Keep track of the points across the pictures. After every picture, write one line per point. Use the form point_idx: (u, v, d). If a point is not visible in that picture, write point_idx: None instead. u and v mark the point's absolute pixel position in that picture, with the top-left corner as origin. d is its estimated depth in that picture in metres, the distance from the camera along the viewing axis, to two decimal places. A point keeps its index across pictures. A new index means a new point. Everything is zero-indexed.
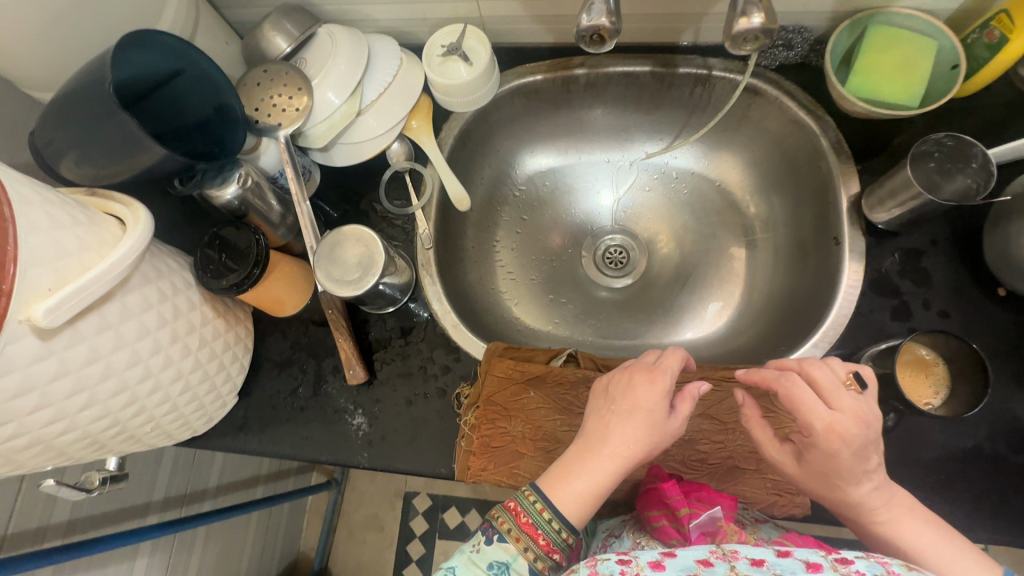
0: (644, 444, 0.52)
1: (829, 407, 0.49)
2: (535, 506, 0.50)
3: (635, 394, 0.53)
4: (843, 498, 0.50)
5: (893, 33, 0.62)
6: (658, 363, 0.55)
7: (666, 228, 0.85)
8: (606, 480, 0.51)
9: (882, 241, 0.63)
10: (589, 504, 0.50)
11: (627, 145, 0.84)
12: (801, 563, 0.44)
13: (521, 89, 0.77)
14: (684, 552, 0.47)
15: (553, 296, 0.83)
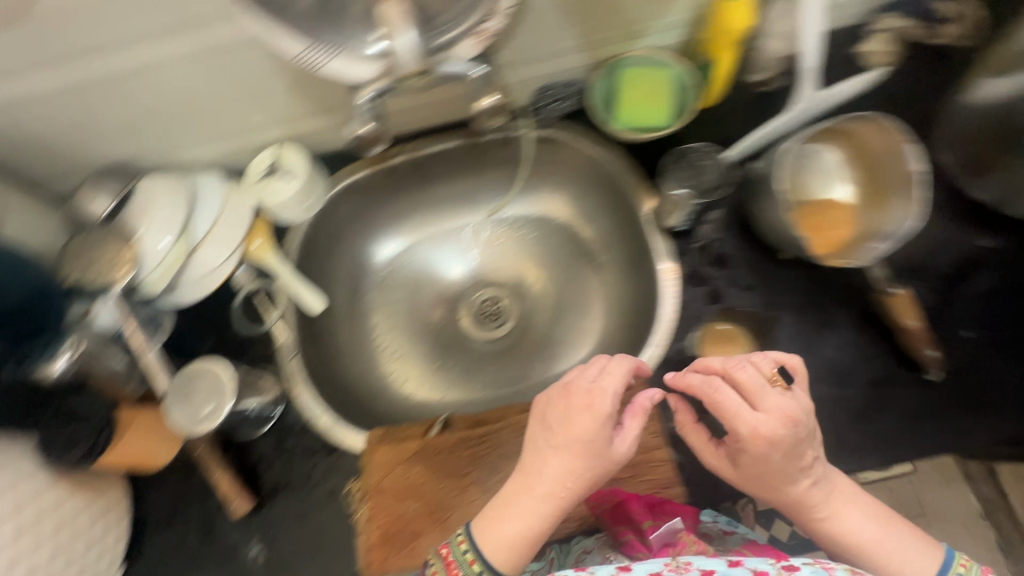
0: (583, 472, 0.52)
1: (755, 410, 0.51)
2: (465, 556, 0.51)
3: (574, 423, 0.52)
4: (786, 497, 0.53)
5: (634, 75, 0.74)
6: (598, 380, 0.54)
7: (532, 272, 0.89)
8: (544, 519, 0.52)
9: (682, 240, 0.72)
10: (525, 546, 0.51)
11: (469, 208, 0.90)
12: (750, 571, 0.46)
13: (352, 187, 0.83)
14: (640, 566, 0.48)
15: (439, 365, 0.86)
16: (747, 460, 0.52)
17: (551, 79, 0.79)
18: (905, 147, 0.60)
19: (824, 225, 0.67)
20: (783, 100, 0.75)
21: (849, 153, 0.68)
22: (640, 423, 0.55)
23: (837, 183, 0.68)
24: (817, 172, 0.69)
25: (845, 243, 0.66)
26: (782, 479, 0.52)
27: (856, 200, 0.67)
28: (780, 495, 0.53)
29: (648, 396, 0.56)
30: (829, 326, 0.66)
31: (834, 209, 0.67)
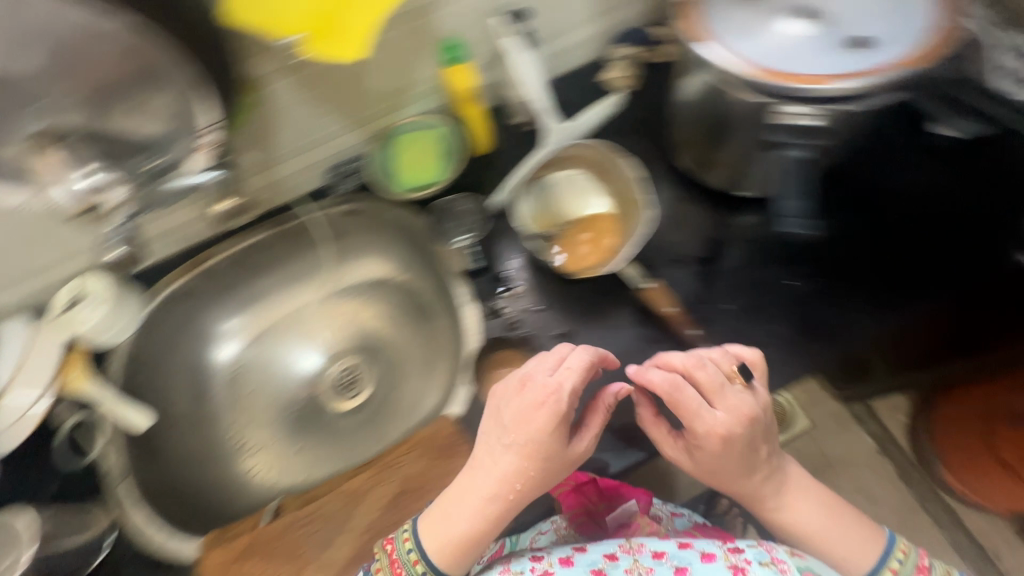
0: (536, 472, 0.56)
1: (715, 410, 0.58)
2: (409, 556, 0.57)
3: (531, 425, 0.56)
4: (743, 491, 0.61)
5: (406, 141, 0.81)
6: (554, 376, 0.58)
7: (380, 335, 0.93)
8: (490, 520, 0.57)
9: (478, 278, 0.77)
10: (467, 547, 0.57)
11: (304, 288, 0.91)
12: (699, 553, 0.59)
13: (174, 297, 0.83)
14: (592, 548, 0.62)
15: (300, 447, 0.88)
16: (706, 458, 0.59)
17: (338, 157, 0.83)
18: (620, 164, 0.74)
19: (592, 237, 0.74)
20: None
21: (594, 170, 0.77)
22: (599, 423, 0.59)
23: (594, 198, 0.76)
24: (575, 192, 0.76)
25: (613, 248, 0.73)
26: (740, 474, 0.60)
27: (613, 207, 0.75)
28: (745, 491, 0.61)
29: (607, 396, 0.62)
30: (612, 329, 0.72)
31: (597, 221, 0.75)
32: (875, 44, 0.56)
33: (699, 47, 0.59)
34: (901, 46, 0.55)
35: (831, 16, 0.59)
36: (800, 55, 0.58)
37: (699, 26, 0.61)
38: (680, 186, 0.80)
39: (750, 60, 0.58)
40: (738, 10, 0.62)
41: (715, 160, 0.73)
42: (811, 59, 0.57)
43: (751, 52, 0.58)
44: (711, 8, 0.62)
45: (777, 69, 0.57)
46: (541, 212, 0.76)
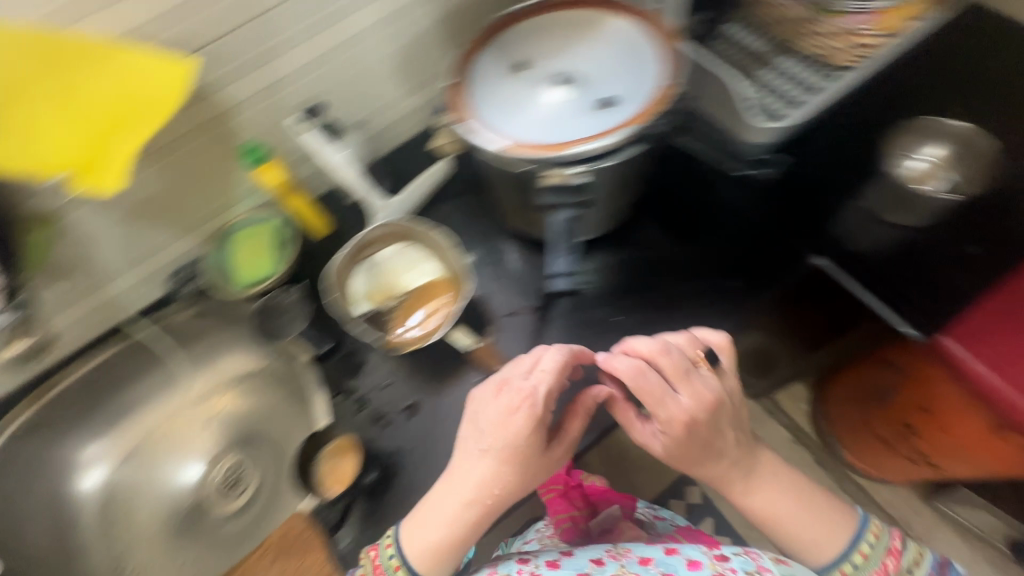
0: (514, 475, 0.58)
1: (678, 395, 0.59)
2: (391, 561, 0.60)
3: (509, 429, 0.57)
4: (711, 475, 0.64)
5: (237, 238, 0.82)
6: (529, 379, 0.59)
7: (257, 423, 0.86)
8: (465, 531, 0.59)
9: (325, 361, 0.78)
10: (443, 558, 0.59)
11: (160, 392, 0.86)
12: (685, 558, 0.65)
13: (23, 429, 0.80)
14: (582, 555, 0.68)
15: (181, 562, 0.81)
16: (670, 448, 0.61)
17: (177, 263, 0.84)
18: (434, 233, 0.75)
19: (424, 310, 0.75)
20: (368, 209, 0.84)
21: (415, 241, 0.77)
22: (578, 424, 0.63)
23: (421, 268, 0.76)
24: (403, 265, 0.76)
25: (444, 317, 0.73)
26: (707, 461, 0.61)
27: (440, 275, 0.76)
28: (716, 475, 0.64)
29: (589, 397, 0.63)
30: (456, 392, 0.73)
31: (426, 292, 0.75)
32: (616, 104, 0.62)
33: (467, 132, 0.62)
34: (636, 104, 0.61)
35: (581, 82, 0.64)
36: (555, 125, 0.62)
37: (465, 110, 0.64)
38: (514, 243, 0.83)
39: (512, 137, 0.61)
40: (500, 87, 0.66)
41: (533, 222, 0.76)
42: (563, 127, 0.62)
43: (513, 130, 0.62)
44: (477, 90, 0.66)
45: (535, 142, 0.61)
46: (374, 289, 0.75)
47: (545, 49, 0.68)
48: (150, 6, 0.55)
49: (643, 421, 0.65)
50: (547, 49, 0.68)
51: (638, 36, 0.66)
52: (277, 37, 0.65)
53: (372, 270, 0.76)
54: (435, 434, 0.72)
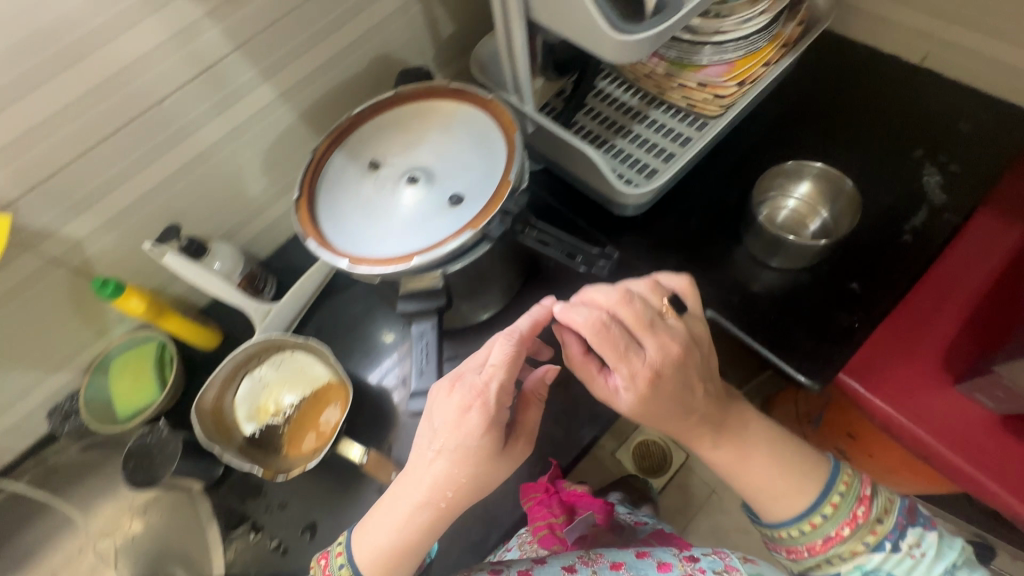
0: (471, 472, 0.51)
1: (642, 348, 0.52)
2: (340, 570, 0.55)
3: (461, 423, 0.50)
4: (682, 433, 0.57)
5: (117, 365, 0.78)
6: (482, 372, 0.51)
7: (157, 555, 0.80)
8: (418, 536, 0.53)
9: (217, 487, 0.72)
10: (396, 565, 0.54)
11: (63, 537, 0.81)
12: (656, 562, 0.66)
13: None
14: (554, 561, 0.66)
15: None
16: (641, 413, 0.53)
17: (55, 399, 0.78)
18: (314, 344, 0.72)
19: (306, 429, 0.71)
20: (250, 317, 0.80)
21: (292, 353, 0.74)
22: (535, 411, 0.55)
23: (302, 381, 0.73)
24: (283, 381, 0.73)
25: (328, 433, 0.70)
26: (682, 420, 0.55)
27: (324, 386, 0.73)
28: (693, 437, 0.58)
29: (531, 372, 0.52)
30: (357, 502, 0.69)
31: (309, 407, 0.73)
32: (462, 202, 0.60)
33: (310, 249, 0.59)
34: (481, 200, 0.59)
35: (429, 179, 0.63)
36: (402, 230, 0.60)
37: (310, 222, 0.61)
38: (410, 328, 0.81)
39: (358, 250, 0.58)
40: (349, 193, 0.64)
41: None
42: (411, 233, 0.59)
43: (364, 234, 0.60)
44: (324, 198, 0.63)
45: (381, 254, 0.58)
46: (259, 407, 0.72)
47: (393, 147, 0.66)
48: None
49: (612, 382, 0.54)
50: (395, 147, 0.66)
51: (482, 124, 0.65)
52: (117, 164, 0.65)
53: (250, 388, 0.73)
54: None
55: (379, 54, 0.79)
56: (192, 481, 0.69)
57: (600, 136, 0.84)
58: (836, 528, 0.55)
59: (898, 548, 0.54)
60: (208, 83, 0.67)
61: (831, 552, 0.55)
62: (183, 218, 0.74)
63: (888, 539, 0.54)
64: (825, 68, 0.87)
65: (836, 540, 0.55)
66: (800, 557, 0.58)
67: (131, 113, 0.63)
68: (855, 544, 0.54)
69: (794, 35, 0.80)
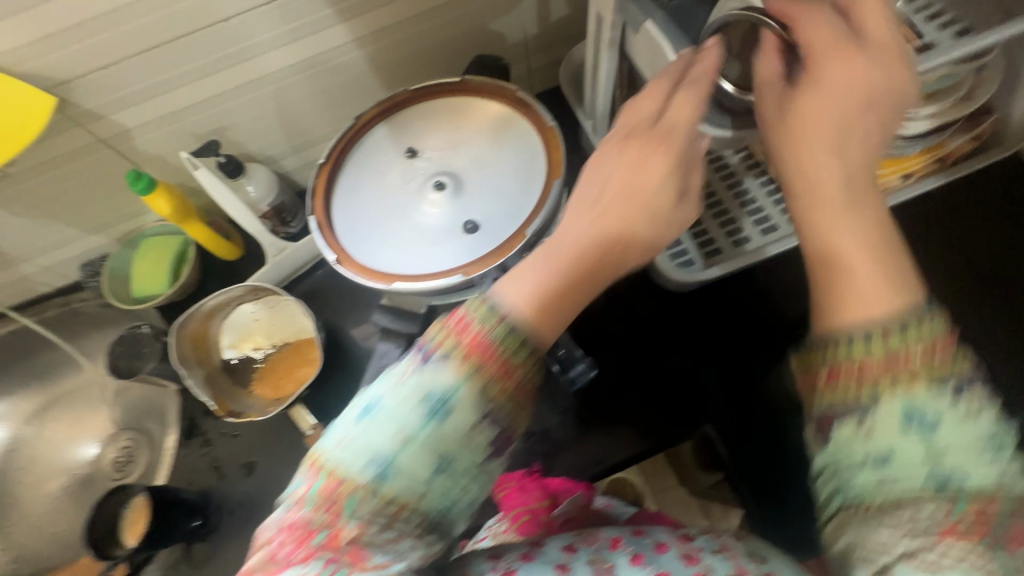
0: (633, 219, 0.42)
1: (854, 42, 0.40)
2: (487, 317, 0.39)
3: (647, 163, 0.42)
4: (802, 170, 0.40)
5: (146, 248, 0.82)
6: (662, 118, 0.43)
7: (148, 411, 0.94)
8: (572, 274, 0.42)
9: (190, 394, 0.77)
10: (548, 301, 0.41)
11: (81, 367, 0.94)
12: (653, 540, 0.48)
13: None
14: (547, 551, 0.46)
15: (55, 528, 0.91)
16: (820, 117, 0.40)
17: (89, 255, 0.85)
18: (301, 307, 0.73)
19: (273, 380, 0.74)
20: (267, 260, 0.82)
21: (282, 306, 0.75)
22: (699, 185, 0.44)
23: (286, 334, 0.75)
24: (268, 329, 0.75)
25: (290, 392, 0.72)
26: (884, 232, 0.39)
27: (303, 347, 0.74)
28: (804, 197, 0.40)
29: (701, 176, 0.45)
30: (295, 462, 0.71)
31: (283, 360, 0.74)
32: (475, 232, 0.55)
33: (311, 228, 0.57)
34: (494, 239, 0.54)
35: (454, 190, 0.57)
36: (406, 238, 0.56)
37: (322, 199, 0.59)
38: None
39: (354, 247, 0.56)
40: (373, 176, 0.60)
41: None
42: (410, 248, 0.56)
43: (369, 228, 0.57)
44: (347, 174, 0.60)
45: (373, 261, 0.55)
46: (242, 338, 0.75)
47: (436, 138, 0.61)
48: (30, 35, 0.56)
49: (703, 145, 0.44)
50: (439, 140, 0.61)
51: (533, 148, 0.57)
52: (174, 70, 0.64)
53: (239, 320, 0.75)
54: (261, 501, 0.70)
55: (470, 22, 0.71)
56: (168, 381, 0.75)
57: None
58: (902, 344, 0.35)
59: (960, 397, 0.34)
60: (278, 13, 0.63)
61: (877, 369, 0.34)
62: (231, 133, 0.74)
63: (959, 381, 0.34)
64: (979, 237, 0.69)
65: (900, 359, 0.34)
66: (811, 386, 0.37)
67: (193, 25, 0.61)
68: (915, 368, 0.34)
69: (958, 152, 0.64)
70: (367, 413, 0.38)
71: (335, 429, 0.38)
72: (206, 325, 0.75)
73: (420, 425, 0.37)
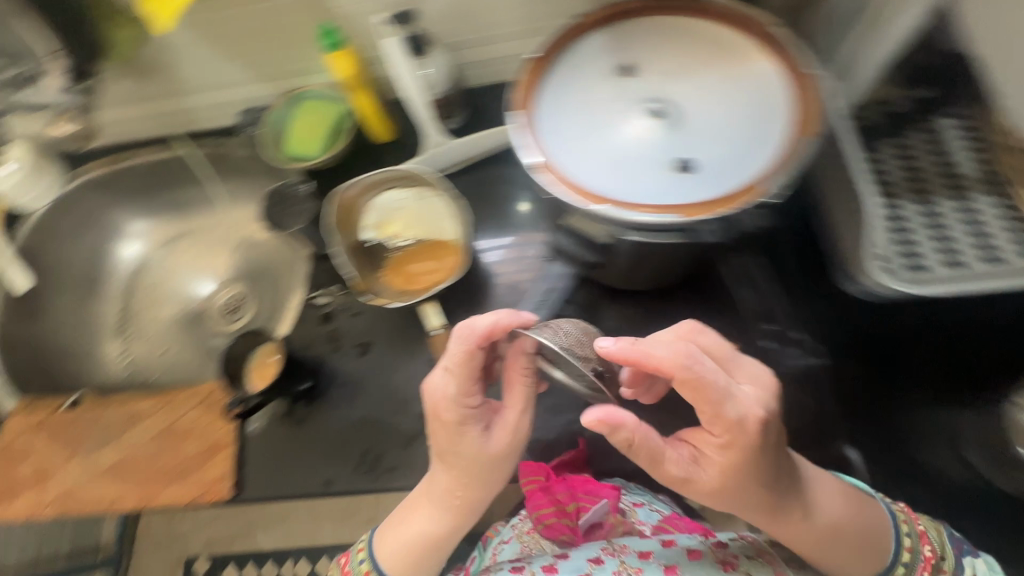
0: (457, 475, 0.56)
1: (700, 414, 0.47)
2: (361, 565, 0.60)
3: (442, 440, 0.55)
4: (700, 496, 0.49)
5: (308, 108, 0.81)
6: (442, 390, 0.54)
7: (264, 269, 0.98)
8: (439, 527, 0.58)
9: (323, 263, 0.78)
10: (417, 553, 0.59)
11: (216, 209, 0.98)
12: (684, 548, 0.64)
13: (91, 184, 0.92)
14: (579, 555, 0.66)
15: (166, 351, 0.96)
16: (716, 475, 0.48)
17: (250, 101, 0.85)
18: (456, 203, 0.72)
19: (411, 272, 0.73)
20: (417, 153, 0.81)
21: (432, 197, 0.74)
22: (513, 416, 0.56)
23: (431, 227, 0.74)
24: (414, 217, 0.74)
25: (428, 285, 0.72)
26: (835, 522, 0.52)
27: (446, 244, 0.73)
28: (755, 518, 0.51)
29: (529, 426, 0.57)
30: (411, 355, 0.71)
31: (425, 253, 0.74)
32: (694, 174, 0.49)
33: (512, 122, 0.52)
34: (717, 186, 0.48)
35: (674, 125, 0.52)
36: (612, 160, 0.51)
37: (527, 98, 0.54)
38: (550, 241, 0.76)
39: (556, 158, 0.50)
40: (583, 89, 0.54)
41: None
42: (617, 173, 0.50)
43: (574, 139, 0.52)
44: (555, 79, 0.55)
45: (575, 178, 0.49)
46: (385, 223, 0.74)
47: (661, 60, 0.54)
48: None
49: (479, 434, 0.54)
50: (664, 62, 0.54)
51: (776, 96, 0.50)
52: None
53: (387, 202, 0.74)
54: (372, 383, 0.71)
55: None
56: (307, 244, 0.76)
57: (890, 189, 0.64)
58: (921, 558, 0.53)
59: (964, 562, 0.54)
60: None
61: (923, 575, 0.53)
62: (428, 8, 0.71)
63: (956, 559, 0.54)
64: None
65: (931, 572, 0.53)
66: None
67: None
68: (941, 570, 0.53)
69: None
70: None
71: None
72: (354, 199, 0.73)
73: None
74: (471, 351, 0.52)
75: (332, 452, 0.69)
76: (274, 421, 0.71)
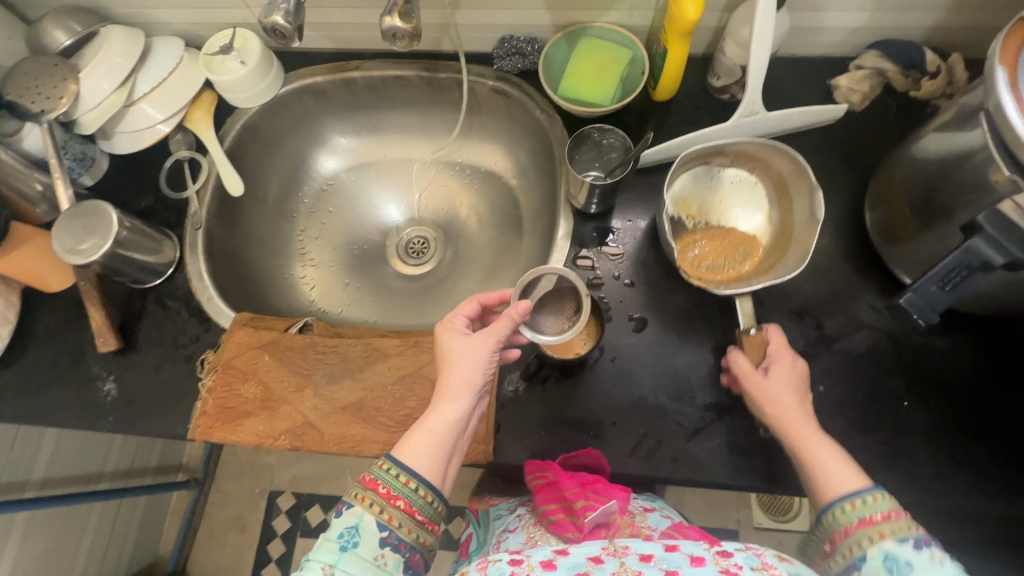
0: (459, 371, 0.56)
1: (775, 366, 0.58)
2: (399, 480, 0.52)
3: (442, 344, 0.58)
4: None
5: (595, 45, 0.74)
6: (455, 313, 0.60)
7: (465, 216, 0.92)
8: (444, 422, 0.54)
9: (591, 223, 0.72)
10: (429, 452, 0.53)
11: (427, 138, 0.91)
12: (686, 557, 0.48)
13: (307, 89, 0.84)
14: (577, 550, 0.50)
15: (348, 283, 0.88)
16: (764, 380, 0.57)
17: (516, 29, 0.77)
18: (814, 195, 0.62)
19: (724, 253, 0.66)
20: (701, 118, 0.74)
21: (774, 185, 0.68)
22: (504, 324, 0.56)
23: (753, 214, 0.68)
24: (740, 199, 0.69)
25: (744, 276, 0.66)
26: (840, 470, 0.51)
27: (770, 238, 0.67)
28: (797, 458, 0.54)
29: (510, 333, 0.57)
30: (693, 339, 0.66)
31: (742, 240, 0.67)
32: None
33: (993, 83, 0.46)
34: None
35: None
36: None
37: (1007, 59, 0.47)
38: (845, 240, 0.70)
39: None
40: None
41: (915, 254, 0.62)
42: None
43: None
44: None
45: None
46: (701, 200, 0.68)
47: None
48: None
49: (463, 332, 0.58)
50: None
51: None
52: None
53: (709, 176, 0.69)
54: (647, 362, 0.66)
55: None
56: (575, 198, 0.70)
57: None
58: (871, 510, 0.48)
59: (923, 551, 0.46)
60: None
61: (862, 534, 0.48)
62: None
63: (917, 536, 0.46)
64: None
65: (870, 522, 0.48)
66: None
67: None
68: (885, 530, 0.47)
69: None
70: (349, 546, 0.50)
71: (317, 554, 0.50)
72: (686, 168, 0.68)
73: (336, 558, 0.49)
74: (472, 304, 0.61)
75: (600, 431, 0.63)
76: (537, 386, 0.66)
